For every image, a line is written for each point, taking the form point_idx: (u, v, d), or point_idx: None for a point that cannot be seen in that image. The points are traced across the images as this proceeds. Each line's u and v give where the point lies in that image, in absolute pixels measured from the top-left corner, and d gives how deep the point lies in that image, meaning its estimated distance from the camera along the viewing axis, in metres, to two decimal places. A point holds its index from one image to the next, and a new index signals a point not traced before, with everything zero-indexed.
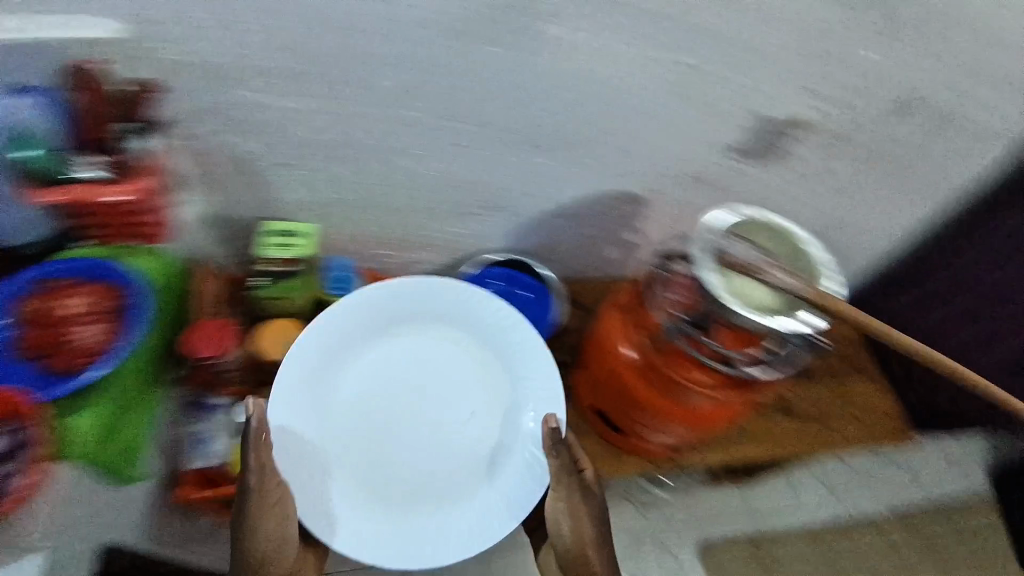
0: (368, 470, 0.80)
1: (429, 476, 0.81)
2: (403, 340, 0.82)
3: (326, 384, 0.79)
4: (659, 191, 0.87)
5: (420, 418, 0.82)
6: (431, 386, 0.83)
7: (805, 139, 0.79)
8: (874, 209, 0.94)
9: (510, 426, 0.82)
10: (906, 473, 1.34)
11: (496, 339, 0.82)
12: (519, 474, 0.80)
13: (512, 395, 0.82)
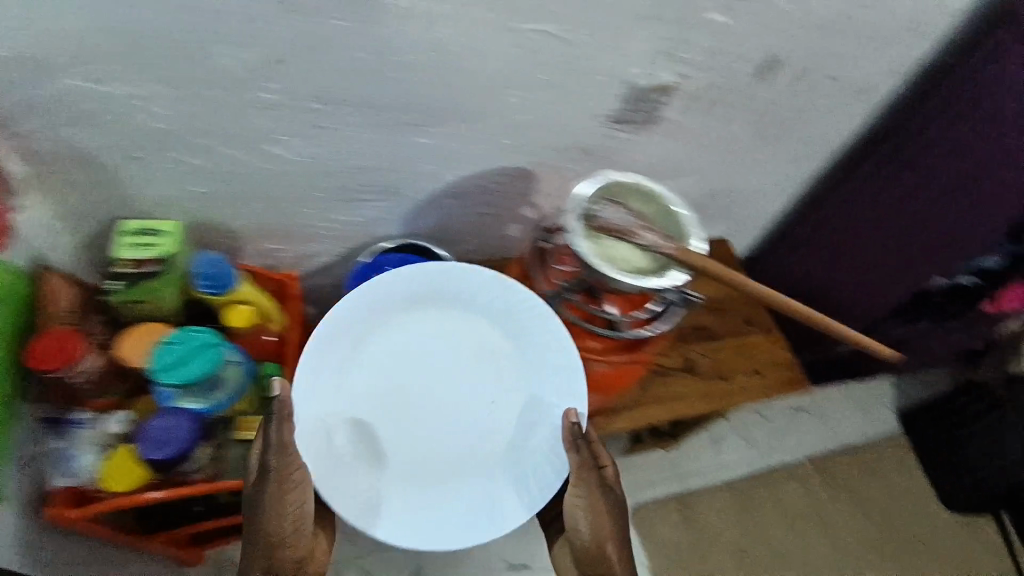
0: (391, 458, 0.79)
1: (457, 464, 0.80)
2: (420, 327, 0.82)
3: (347, 376, 0.79)
4: (548, 166, 0.88)
5: (445, 405, 0.82)
6: (450, 374, 0.82)
7: (675, 106, 0.82)
8: (751, 164, 0.99)
9: (530, 415, 0.81)
10: (822, 424, 1.46)
11: (517, 328, 0.82)
12: (537, 463, 0.79)
13: (534, 382, 0.82)
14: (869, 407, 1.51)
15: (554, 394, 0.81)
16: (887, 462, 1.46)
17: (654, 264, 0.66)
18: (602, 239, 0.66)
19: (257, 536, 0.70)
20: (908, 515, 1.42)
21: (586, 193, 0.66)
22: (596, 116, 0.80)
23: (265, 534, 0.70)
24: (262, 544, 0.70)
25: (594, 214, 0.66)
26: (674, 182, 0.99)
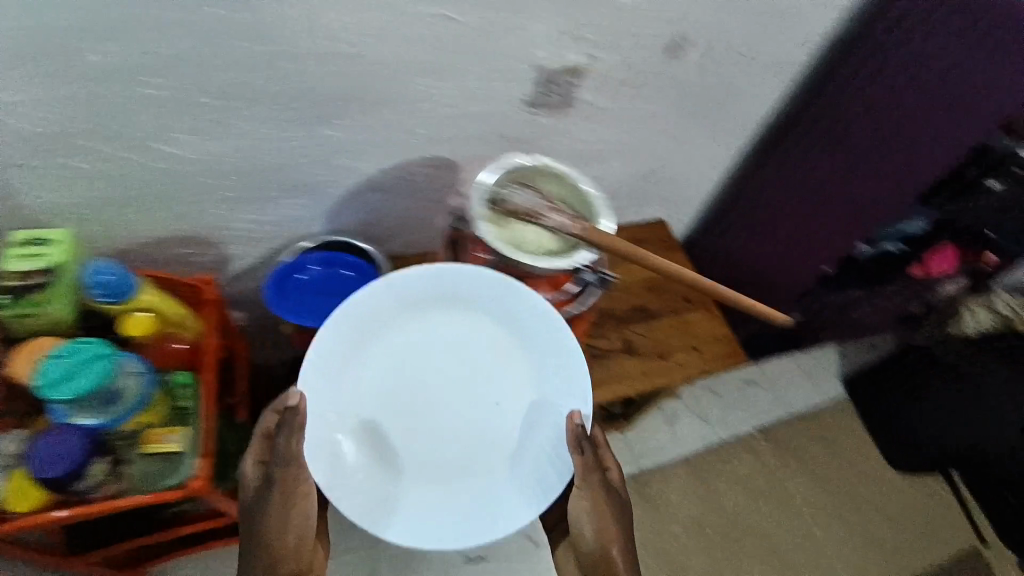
0: (403, 461, 0.79)
1: (464, 465, 0.80)
2: (422, 326, 0.80)
3: (351, 378, 0.78)
4: (473, 156, 0.86)
5: (450, 406, 0.81)
6: (455, 373, 0.81)
7: (593, 89, 0.82)
8: (677, 144, 0.99)
9: (534, 416, 0.81)
10: (772, 395, 1.49)
11: (521, 327, 0.80)
12: (541, 465, 0.79)
13: (538, 383, 0.81)
14: (817, 377, 1.56)
15: (558, 396, 0.80)
16: (836, 430, 1.50)
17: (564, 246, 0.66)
18: (511, 224, 0.65)
19: (264, 548, 0.74)
20: (857, 478, 1.46)
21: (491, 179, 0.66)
22: (513, 104, 0.79)
23: (273, 546, 0.74)
24: (269, 556, 0.74)
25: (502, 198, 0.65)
26: (604, 167, 0.99)
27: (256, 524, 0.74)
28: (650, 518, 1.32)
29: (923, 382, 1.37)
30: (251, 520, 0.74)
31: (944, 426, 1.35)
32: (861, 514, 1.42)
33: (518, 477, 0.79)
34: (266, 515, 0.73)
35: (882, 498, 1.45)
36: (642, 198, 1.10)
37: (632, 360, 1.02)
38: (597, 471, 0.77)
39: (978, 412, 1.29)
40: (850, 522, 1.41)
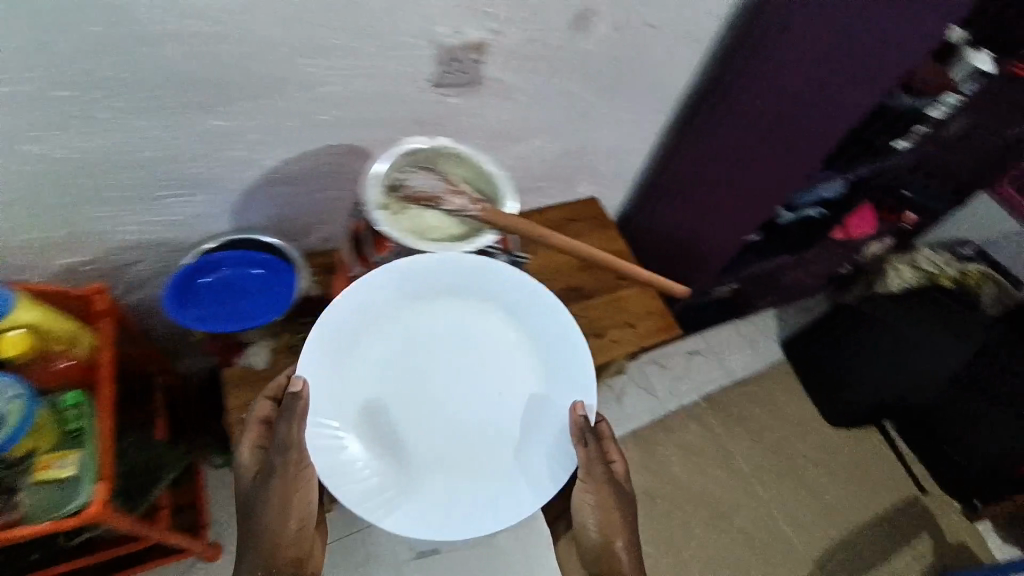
0: (409, 455, 0.76)
1: (470, 460, 0.77)
2: (426, 316, 0.79)
3: (354, 368, 0.76)
4: (384, 143, 0.83)
5: (457, 398, 0.79)
6: (461, 362, 0.80)
7: (500, 67, 0.79)
8: (598, 120, 0.98)
9: (538, 408, 0.79)
10: (711, 362, 1.55)
11: (527, 317, 0.80)
12: (547, 456, 0.77)
13: (544, 371, 0.80)
14: (756, 342, 1.61)
15: (562, 386, 0.79)
16: (776, 391, 1.54)
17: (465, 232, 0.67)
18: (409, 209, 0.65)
19: (263, 547, 0.72)
20: (800, 436, 1.48)
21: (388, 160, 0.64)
22: (417, 85, 0.76)
23: (270, 546, 0.72)
24: (269, 555, 0.72)
25: (400, 182, 0.64)
26: (526, 148, 0.97)
27: (255, 522, 0.71)
28: None
29: (851, 338, 1.44)
30: (250, 518, 0.71)
31: (868, 380, 1.41)
32: (804, 471, 1.43)
33: (524, 469, 0.76)
34: (266, 513, 0.71)
35: (823, 453, 1.47)
36: (570, 177, 1.10)
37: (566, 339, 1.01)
38: (601, 465, 0.75)
39: (896, 363, 1.35)
40: (794, 480, 1.42)
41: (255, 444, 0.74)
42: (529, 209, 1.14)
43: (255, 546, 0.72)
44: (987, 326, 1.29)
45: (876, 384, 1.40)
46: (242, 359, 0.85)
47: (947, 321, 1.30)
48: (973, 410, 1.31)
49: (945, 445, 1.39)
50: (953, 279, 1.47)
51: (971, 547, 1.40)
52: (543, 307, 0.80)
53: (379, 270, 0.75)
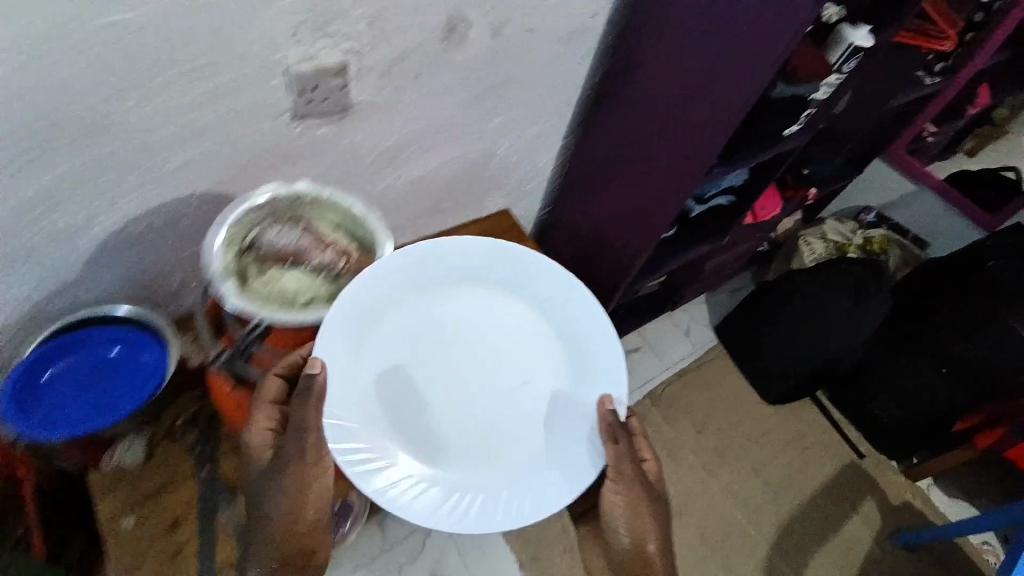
0: (437, 438, 0.73)
1: (495, 449, 0.74)
2: (446, 298, 0.76)
3: (376, 350, 0.73)
4: (254, 186, 0.73)
5: (482, 387, 0.76)
6: (484, 343, 0.77)
7: (371, 89, 0.71)
8: (495, 133, 0.92)
9: (562, 404, 0.75)
10: (650, 359, 1.54)
11: (552, 305, 0.77)
12: (572, 445, 0.73)
13: (572, 364, 0.76)
14: (690, 330, 1.63)
15: (587, 382, 0.75)
16: (716, 377, 1.56)
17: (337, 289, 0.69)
18: (271, 269, 0.66)
19: (279, 538, 0.67)
20: (743, 419, 1.50)
21: (240, 221, 0.66)
22: (274, 118, 0.67)
23: (287, 537, 0.68)
24: (284, 547, 0.68)
25: (257, 240, 0.65)
26: (422, 169, 0.89)
27: (272, 512, 0.67)
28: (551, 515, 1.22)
29: (776, 313, 1.46)
30: (268, 509, 0.67)
31: (796, 354, 1.44)
32: (750, 454, 1.44)
33: (551, 460, 0.72)
34: (283, 503, 0.66)
35: (767, 433, 1.48)
36: (476, 194, 1.03)
37: None
38: (631, 463, 0.70)
39: (818, 335, 1.39)
40: (742, 465, 1.43)
41: (265, 428, 0.68)
42: (439, 232, 1.07)
43: (268, 538, 0.68)
44: (890, 297, 1.34)
45: (803, 358, 1.42)
46: (110, 458, 0.73)
47: (861, 284, 1.35)
48: (903, 359, 1.35)
49: (872, 405, 1.44)
50: (859, 246, 1.55)
51: (916, 504, 1.44)
52: (572, 299, 0.77)
53: (405, 251, 0.72)
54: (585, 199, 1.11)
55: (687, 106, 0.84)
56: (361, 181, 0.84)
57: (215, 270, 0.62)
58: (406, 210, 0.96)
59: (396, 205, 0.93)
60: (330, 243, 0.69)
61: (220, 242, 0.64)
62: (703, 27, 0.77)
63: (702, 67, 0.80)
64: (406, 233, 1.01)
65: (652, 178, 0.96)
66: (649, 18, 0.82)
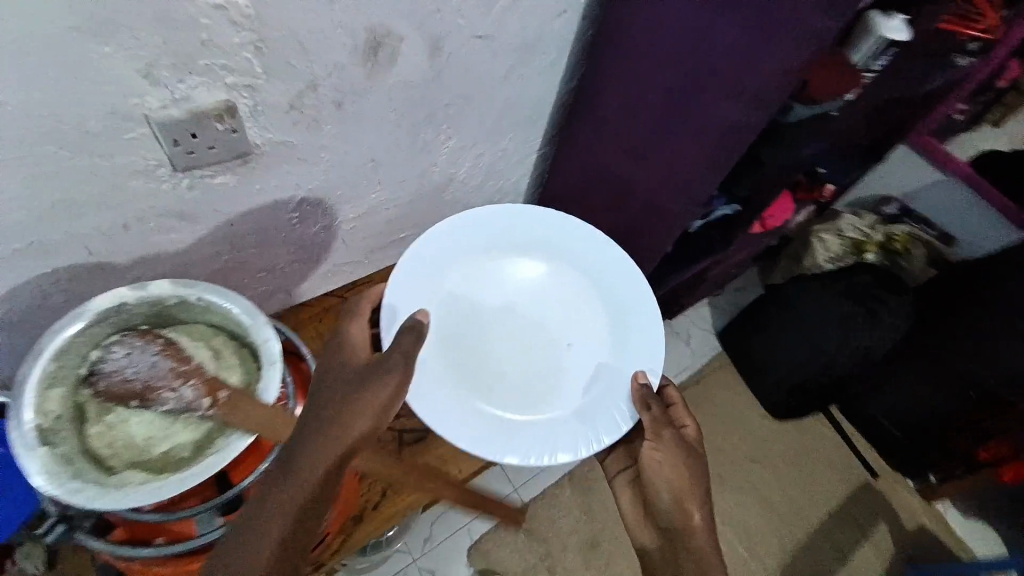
0: (483, 377, 0.75)
1: (532, 396, 0.74)
2: (504, 252, 0.80)
3: (439, 287, 0.76)
4: (146, 249, 0.60)
5: (529, 338, 0.78)
6: (534, 300, 0.79)
7: (277, 127, 0.57)
8: (448, 154, 0.77)
9: (605, 373, 0.76)
10: None
11: (602, 274, 0.80)
12: (610, 405, 0.73)
13: (616, 333, 0.78)
14: (690, 336, 1.51)
15: (630, 351, 0.76)
16: (717, 391, 1.44)
17: (200, 437, 0.52)
18: (117, 408, 0.53)
19: (275, 523, 0.46)
20: (744, 437, 1.39)
21: (76, 340, 0.52)
22: (146, 174, 0.52)
23: (286, 525, 0.46)
24: (278, 538, 0.46)
25: (100, 368, 0.53)
26: (364, 205, 0.75)
27: (274, 481, 0.47)
28: (534, 558, 1.12)
29: (780, 328, 1.33)
30: (279, 469, 0.48)
31: (798, 372, 1.31)
32: (752, 477, 1.35)
33: (581, 415, 0.73)
34: (302, 459, 0.47)
35: (771, 453, 1.38)
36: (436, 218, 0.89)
37: None
38: (671, 429, 0.67)
39: (825, 353, 1.26)
40: (742, 489, 1.34)
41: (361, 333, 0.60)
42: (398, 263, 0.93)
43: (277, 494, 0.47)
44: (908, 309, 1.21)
45: (808, 380, 1.31)
46: (14, 563, 0.64)
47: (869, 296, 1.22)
48: (914, 371, 1.24)
49: (875, 419, 1.36)
50: (879, 245, 1.38)
51: (930, 526, 1.35)
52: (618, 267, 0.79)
53: (466, 216, 0.78)
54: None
55: (690, 138, 0.67)
56: (287, 227, 0.70)
57: (27, 423, 0.49)
58: (352, 250, 0.82)
59: (339, 245, 0.79)
60: (196, 375, 0.54)
61: (41, 374, 0.50)
62: (696, 49, 0.61)
63: (701, 97, 0.63)
64: (357, 270, 0.87)
65: (659, 216, 0.80)
66: (629, 38, 0.67)
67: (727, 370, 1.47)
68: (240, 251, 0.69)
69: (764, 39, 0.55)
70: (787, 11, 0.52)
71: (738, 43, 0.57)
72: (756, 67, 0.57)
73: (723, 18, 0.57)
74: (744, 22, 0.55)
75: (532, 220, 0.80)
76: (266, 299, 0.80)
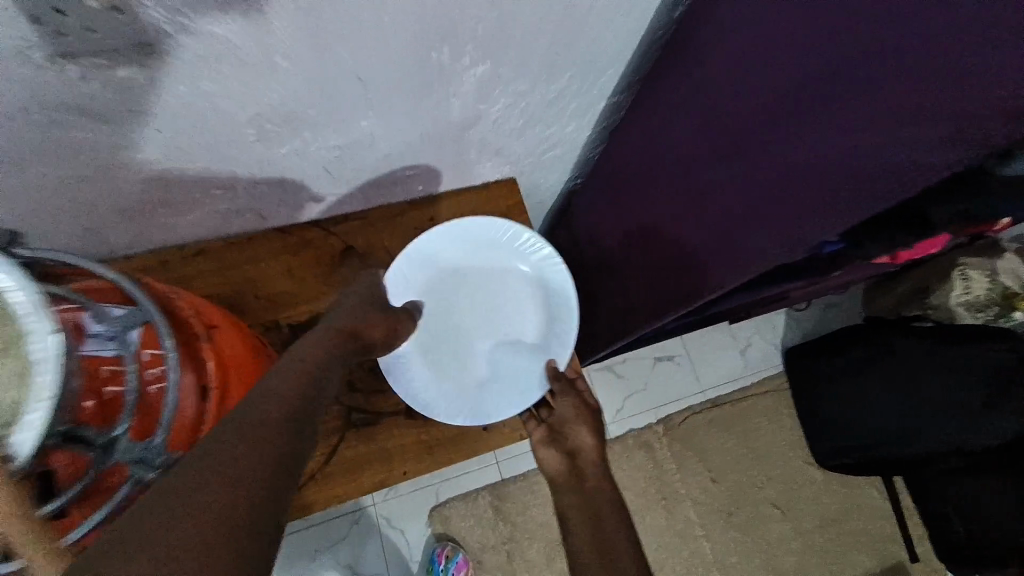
0: (445, 357, 0.69)
1: (473, 374, 0.70)
2: (474, 240, 0.69)
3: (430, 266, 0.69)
4: (48, 149, 0.47)
5: (477, 322, 0.71)
6: (483, 287, 0.71)
7: (195, 12, 0.39)
8: (475, 83, 0.57)
9: (530, 355, 0.71)
10: (687, 378, 1.21)
11: (532, 266, 0.71)
12: (525, 378, 0.70)
13: (547, 327, 0.72)
14: (748, 346, 1.26)
15: (550, 335, 0.71)
16: (758, 417, 1.22)
17: None
18: None
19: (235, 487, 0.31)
20: (774, 478, 1.19)
21: None
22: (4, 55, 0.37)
23: (255, 494, 0.31)
24: (234, 520, 0.30)
25: None
26: (355, 133, 0.59)
27: (235, 440, 0.34)
28: (497, 538, 1.04)
29: (861, 380, 1.09)
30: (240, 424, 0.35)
31: (865, 436, 1.09)
32: (770, 523, 1.17)
33: (506, 390, 0.69)
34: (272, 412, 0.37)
35: (799, 502, 1.19)
36: (453, 159, 0.71)
37: (427, 427, 0.68)
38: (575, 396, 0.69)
39: (905, 429, 1.04)
40: (754, 534, 1.16)
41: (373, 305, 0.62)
42: (402, 202, 0.77)
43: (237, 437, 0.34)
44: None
45: (879, 449, 1.08)
46: None
47: (983, 377, 0.97)
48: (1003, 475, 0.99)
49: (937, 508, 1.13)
50: None
51: None
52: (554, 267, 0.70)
53: (465, 219, 0.67)
54: (611, 239, 0.79)
55: (732, 166, 0.53)
56: (247, 144, 0.55)
57: None
58: (340, 179, 0.67)
59: (322, 173, 0.64)
60: None
61: None
62: (756, 64, 0.50)
63: (750, 119, 0.51)
64: (348, 201, 0.73)
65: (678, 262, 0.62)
66: (688, 42, 0.56)
67: (780, 395, 1.24)
68: (186, 164, 0.55)
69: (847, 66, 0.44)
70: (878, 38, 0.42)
71: (807, 66, 0.46)
72: (835, 98, 0.45)
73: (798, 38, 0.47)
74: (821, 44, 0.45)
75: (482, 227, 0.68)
76: (230, 217, 0.67)
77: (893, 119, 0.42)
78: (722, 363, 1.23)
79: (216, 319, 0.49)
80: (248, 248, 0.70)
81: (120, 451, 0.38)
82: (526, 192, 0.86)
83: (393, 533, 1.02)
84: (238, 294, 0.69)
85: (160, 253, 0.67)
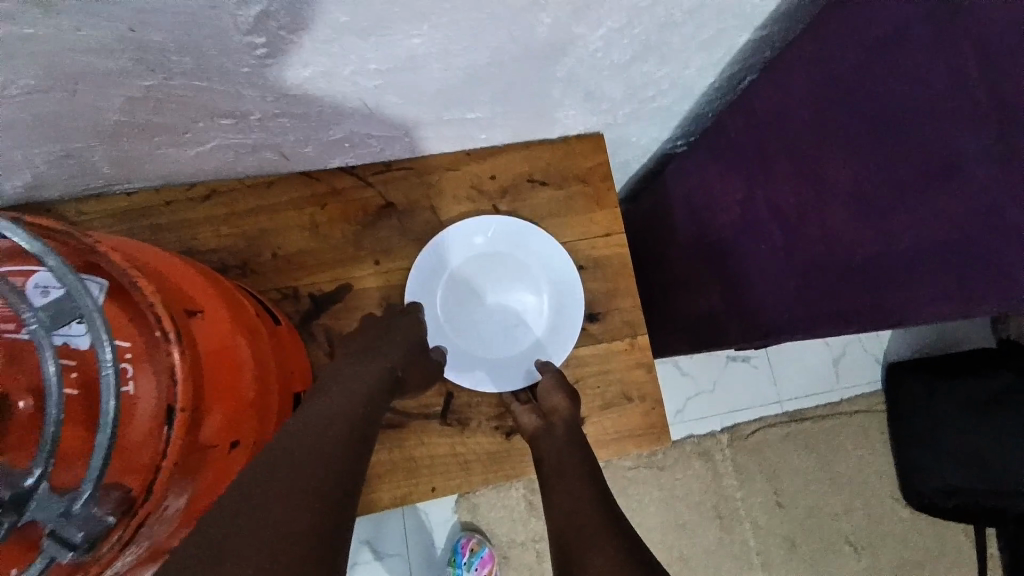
0: (456, 329, 0.60)
1: (473, 351, 0.60)
2: (517, 242, 0.60)
3: (468, 251, 0.60)
4: None
5: (491, 304, 0.61)
6: (508, 277, 0.61)
7: None
8: None
9: (524, 353, 0.60)
10: (765, 383, 1.04)
11: (552, 265, 0.60)
12: (505, 368, 0.60)
13: (553, 322, 0.60)
14: (845, 355, 1.06)
15: (550, 339, 0.60)
16: (844, 439, 1.04)
17: None
18: None
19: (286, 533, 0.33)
20: (852, 509, 1.04)
21: None
22: None
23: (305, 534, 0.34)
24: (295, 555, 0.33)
25: None
26: (395, 55, 0.43)
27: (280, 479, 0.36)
28: (530, 538, 0.94)
29: (989, 420, 0.90)
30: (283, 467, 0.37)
31: (987, 483, 0.90)
32: (838, 559, 1.02)
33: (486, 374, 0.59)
34: (307, 458, 0.38)
35: (877, 539, 1.03)
36: (527, 99, 0.54)
37: (462, 439, 0.59)
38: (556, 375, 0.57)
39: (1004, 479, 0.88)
40: (819, 569, 1.01)
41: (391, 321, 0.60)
42: (461, 152, 0.61)
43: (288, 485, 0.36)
44: None
45: (992, 497, 0.90)
46: None
47: None
48: None
49: None
50: None
51: None
52: (568, 278, 0.60)
53: (515, 224, 0.60)
54: (723, 223, 0.60)
55: (823, 204, 0.46)
56: (250, 61, 0.41)
57: None
58: (380, 118, 0.52)
59: (356, 107, 0.50)
60: None
61: None
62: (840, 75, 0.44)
63: (830, 158, 0.45)
64: (390, 147, 0.58)
65: (784, 302, 0.52)
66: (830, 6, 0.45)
67: (877, 418, 1.05)
68: (180, 81, 0.42)
69: (914, 108, 0.38)
70: (956, 65, 0.36)
71: (868, 100, 0.41)
72: (901, 138, 0.39)
73: (869, 62, 0.41)
74: (892, 75, 0.40)
75: (527, 234, 0.60)
76: (243, 154, 0.54)
77: (969, 120, 0.35)
78: (812, 371, 1.05)
79: (202, 299, 0.37)
80: (265, 191, 0.59)
81: (36, 508, 0.26)
82: (613, 150, 0.68)
83: (420, 515, 0.94)
84: (254, 250, 0.59)
85: (168, 190, 0.58)
